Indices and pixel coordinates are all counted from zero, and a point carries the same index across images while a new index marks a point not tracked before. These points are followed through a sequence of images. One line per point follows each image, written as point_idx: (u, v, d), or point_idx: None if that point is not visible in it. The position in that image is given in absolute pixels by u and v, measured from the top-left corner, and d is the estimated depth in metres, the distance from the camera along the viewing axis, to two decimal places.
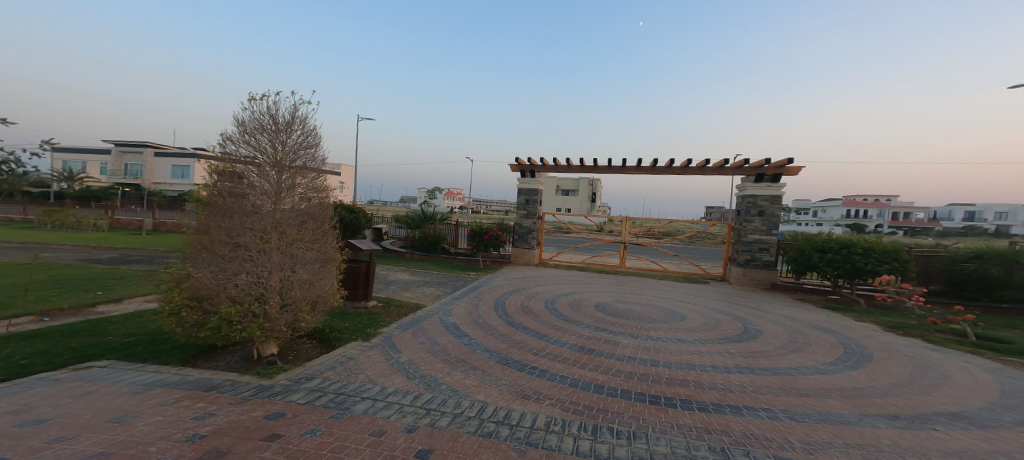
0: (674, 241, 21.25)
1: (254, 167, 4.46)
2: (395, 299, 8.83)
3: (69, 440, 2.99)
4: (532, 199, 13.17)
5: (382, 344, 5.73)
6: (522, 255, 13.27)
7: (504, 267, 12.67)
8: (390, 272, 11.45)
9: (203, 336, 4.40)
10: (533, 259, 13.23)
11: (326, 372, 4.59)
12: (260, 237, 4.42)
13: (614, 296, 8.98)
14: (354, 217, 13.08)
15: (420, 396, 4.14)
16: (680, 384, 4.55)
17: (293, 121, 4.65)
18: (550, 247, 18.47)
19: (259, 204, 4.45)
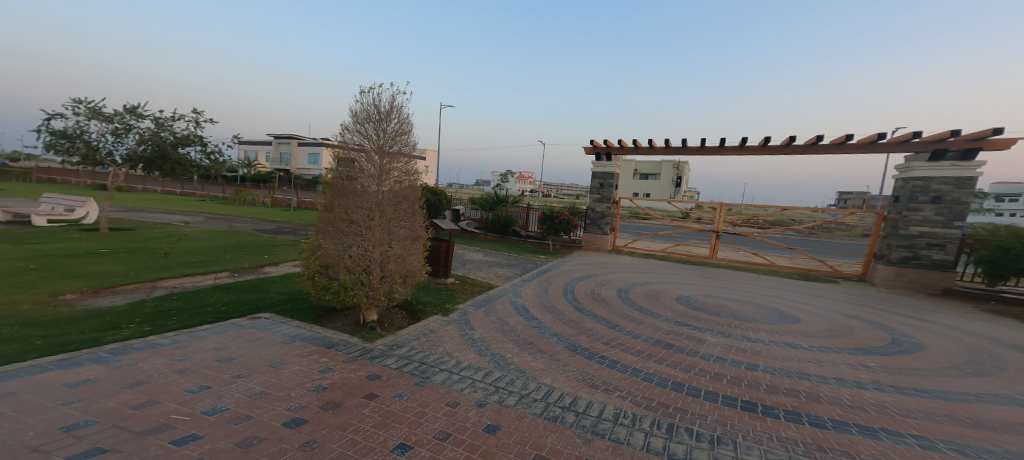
0: (788, 232, 18.68)
1: (364, 153, 5.01)
2: (470, 277, 9.25)
3: (245, 378, 3.71)
4: (607, 183, 12.60)
5: (458, 320, 6.05)
6: (593, 240, 12.89)
7: (574, 252, 12.46)
8: (466, 252, 11.96)
9: (327, 298, 5.12)
10: (606, 245, 12.77)
11: (413, 341, 5.01)
12: (368, 216, 4.96)
13: (701, 290, 8.27)
14: (437, 199, 13.84)
15: (492, 373, 4.28)
16: (789, 393, 4.05)
17: (392, 111, 5.10)
18: (626, 234, 17.63)
19: (367, 185, 5.00)
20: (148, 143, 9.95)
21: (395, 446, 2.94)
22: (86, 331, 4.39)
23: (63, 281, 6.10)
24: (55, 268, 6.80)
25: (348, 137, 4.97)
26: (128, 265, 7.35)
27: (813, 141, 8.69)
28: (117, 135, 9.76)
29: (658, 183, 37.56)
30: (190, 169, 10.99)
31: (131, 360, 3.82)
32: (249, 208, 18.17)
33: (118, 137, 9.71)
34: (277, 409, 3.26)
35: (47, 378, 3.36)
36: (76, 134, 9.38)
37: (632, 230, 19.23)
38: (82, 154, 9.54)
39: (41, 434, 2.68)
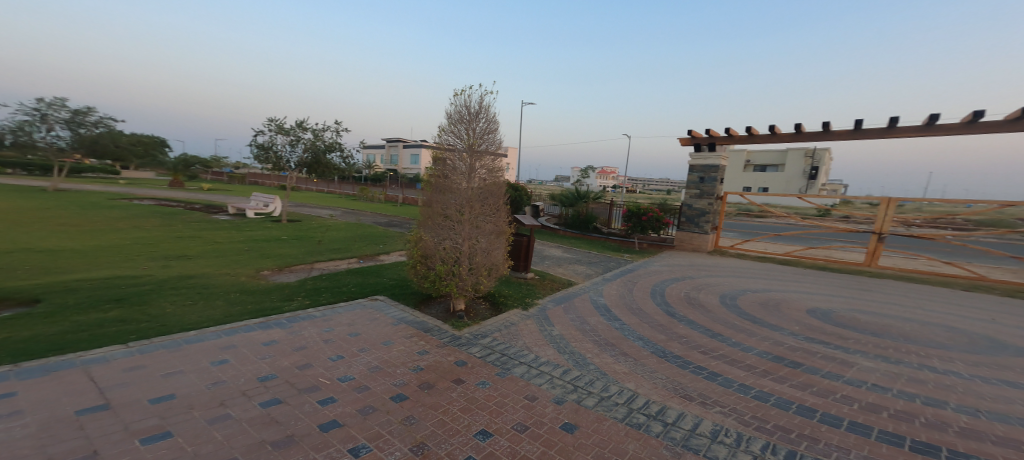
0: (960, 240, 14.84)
1: (457, 152, 5.36)
2: (549, 273, 9.24)
3: (366, 352, 4.25)
4: (707, 177, 11.34)
5: (537, 315, 6.07)
6: (687, 240, 11.81)
7: (661, 252, 11.58)
8: (547, 248, 11.95)
9: (425, 285, 5.57)
10: (701, 246, 11.57)
11: (494, 332, 5.17)
12: (459, 212, 5.29)
13: (832, 302, 6.98)
14: (518, 194, 14.21)
15: (569, 371, 4.19)
16: (978, 441, 3.17)
17: (479, 110, 5.34)
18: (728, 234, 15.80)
19: (459, 183, 5.32)
20: (311, 152, 12.07)
21: (477, 431, 3.08)
22: (274, 299, 5.53)
23: (262, 260, 7.72)
24: (258, 250, 8.63)
25: (443, 138, 5.37)
26: (297, 250, 8.94)
27: (1022, 112, 6.47)
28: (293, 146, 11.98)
29: (782, 175, 32.42)
30: (337, 171, 13.07)
31: (298, 327, 4.68)
32: (368, 203, 20.67)
33: (293, 147, 11.92)
34: (387, 383, 3.66)
35: (251, 336, 4.28)
36: (268, 145, 11.79)
37: (742, 229, 17.01)
38: (273, 162, 12.02)
39: (247, 381, 3.42)
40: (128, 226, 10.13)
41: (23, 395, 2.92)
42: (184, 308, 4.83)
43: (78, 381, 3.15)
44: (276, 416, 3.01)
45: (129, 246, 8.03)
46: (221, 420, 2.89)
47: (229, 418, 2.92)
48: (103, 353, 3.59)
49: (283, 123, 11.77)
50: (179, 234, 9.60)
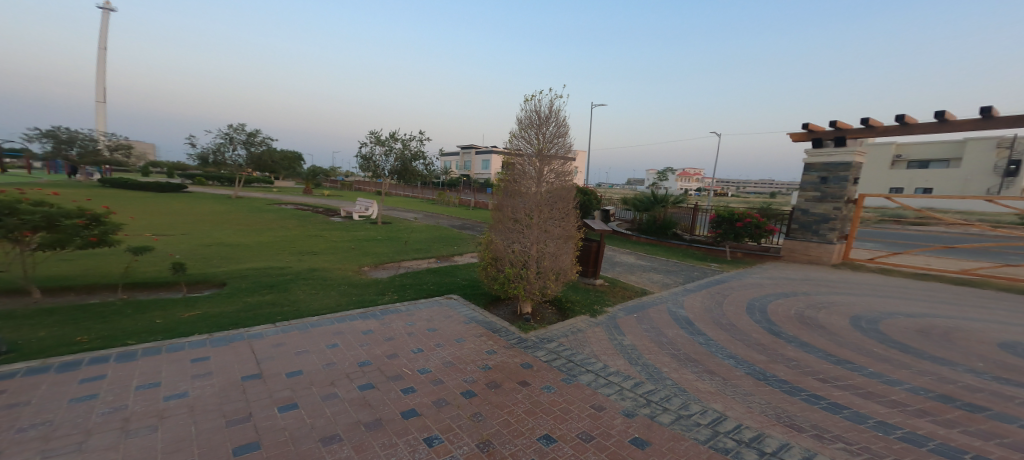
0: None
1: (526, 157, 5.48)
2: (620, 281, 8.86)
3: (442, 347, 4.50)
4: (831, 177, 9.48)
5: (605, 323, 5.80)
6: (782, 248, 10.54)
7: (750, 261, 10.47)
8: (619, 254, 11.47)
9: (494, 286, 5.72)
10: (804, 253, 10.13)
11: (561, 337, 5.09)
12: (528, 216, 5.35)
13: (984, 325, 5.68)
14: (587, 198, 13.99)
15: (641, 384, 3.93)
16: None
17: (549, 115, 5.44)
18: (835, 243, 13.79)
19: (528, 187, 5.41)
20: (401, 161, 13.13)
21: (541, 436, 3.06)
22: (372, 292, 6.18)
23: (363, 258, 8.55)
24: (361, 248, 9.59)
25: (514, 143, 5.53)
26: (391, 250, 9.73)
27: None
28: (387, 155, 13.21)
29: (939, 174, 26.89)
30: (421, 178, 14.07)
31: (388, 319, 5.15)
32: (443, 207, 21.68)
33: (388, 157, 13.11)
34: (458, 379, 3.81)
35: (354, 324, 4.83)
36: (369, 156, 13.14)
37: (873, 238, 14.30)
38: (373, 171, 13.40)
39: (349, 365, 3.85)
40: (265, 226, 12.08)
41: (211, 360, 3.60)
42: (310, 296, 5.67)
43: (241, 352, 3.82)
44: (370, 400, 3.32)
45: (269, 242, 9.59)
46: (330, 398, 3.27)
47: (336, 398, 3.29)
48: (259, 330, 4.34)
49: (380, 135, 13.01)
50: (309, 233, 11.21)
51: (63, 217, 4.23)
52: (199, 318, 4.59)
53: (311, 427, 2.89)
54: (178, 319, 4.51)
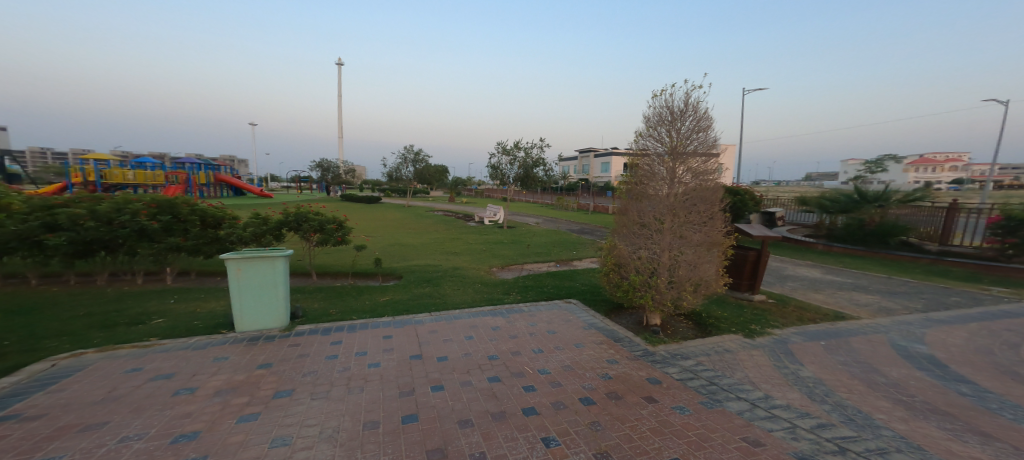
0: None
1: (654, 156, 3.70)
2: (798, 299, 5.49)
3: (562, 350, 3.91)
4: None
5: (771, 347, 3.84)
6: None
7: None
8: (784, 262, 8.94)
9: (616, 294, 3.94)
10: None
11: (702, 356, 3.62)
12: (660, 219, 3.59)
13: None
14: (740, 200, 11.89)
15: (830, 427, 2.54)
16: None
17: (690, 105, 3.64)
18: None
19: (659, 189, 3.62)
20: (523, 169, 13.79)
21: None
22: (499, 291, 6.06)
23: (492, 257, 8.60)
24: (493, 249, 9.84)
25: (637, 143, 3.81)
26: (516, 251, 9.39)
27: None
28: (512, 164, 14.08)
29: None
30: (540, 182, 14.55)
31: (513, 318, 4.89)
32: (565, 212, 21.31)
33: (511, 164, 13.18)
34: (576, 385, 3.26)
35: (485, 319, 4.94)
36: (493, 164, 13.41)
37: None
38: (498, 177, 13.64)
39: (481, 357, 3.93)
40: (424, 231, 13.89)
41: (393, 338, 4.43)
42: (457, 291, 6.28)
43: (411, 334, 4.54)
44: (496, 392, 3.28)
45: (425, 244, 11.28)
46: (465, 385, 3.42)
47: (469, 385, 3.41)
48: (419, 318, 5.07)
49: (504, 145, 13.82)
50: (452, 236, 12.54)
51: (325, 223, 6.29)
52: (386, 302, 5.83)
53: (451, 408, 3.06)
54: (373, 302, 5.82)
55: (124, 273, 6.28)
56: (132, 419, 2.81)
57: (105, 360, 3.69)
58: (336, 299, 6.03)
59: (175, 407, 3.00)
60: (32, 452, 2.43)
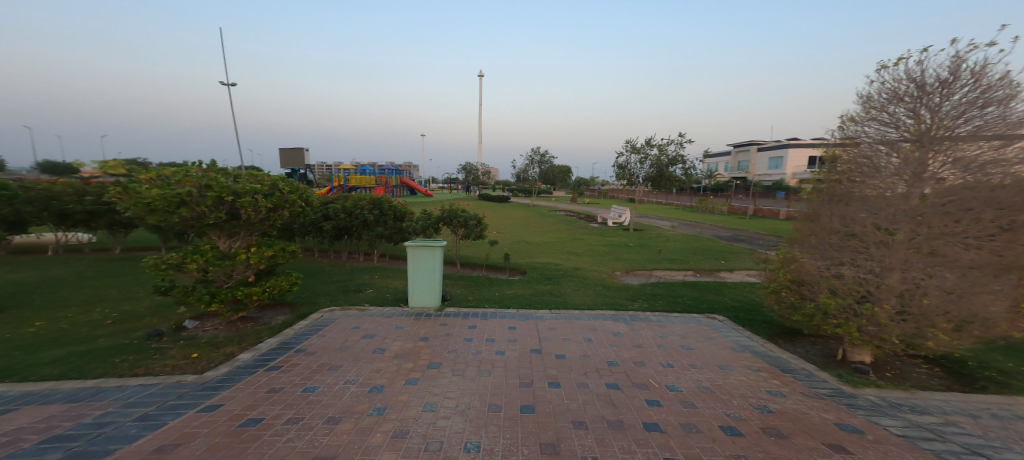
0: None
1: (882, 145, 3.02)
2: None
3: (696, 369, 3.51)
4: None
5: None
6: None
7: None
8: None
9: (792, 320, 3.27)
10: None
11: (950, 413, 2.75)
12: (882, 227, 2.85)
13: None
14: None
15: None
16: None
17: (962, 72, 2.76)
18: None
19: (884, 189, 2.90)
20: (655, 167, 12.94)
21: None
22: (622, 297, 5.72)
23: (615, 261, 8.15)
24: (618, 252, 9.32)
25: (851, 130, 3.21)
26: (643, 256, 8.64)
27: None
28: (642, 162, 13.31)
29: None
30: (677, 181, 13.36)
31: (637, 326, 4.59)
32: (715, 216, 18.98)
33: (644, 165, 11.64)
34: (717, 410, 2.89)
35: (607, 323, 4.73)
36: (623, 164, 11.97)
37: None
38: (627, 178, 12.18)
39: (600, 361, 3.78)
40: (560, 230, 14.07)
41: (517, 330, 4.59)
42: (578, 292, 6.14)
43: (533, 329, 4.64)
44: (614, 399, 3.12)
45: (549, 242, 11.46)
46: (582, 386, 3.33)
47: (587, 387, 3.31)
48: (541, 313, 5.16)
49: (635, 143, 13.03)
50: (576, 236, 12.48)
51: (468, 220, 7.35)
52: (513, 294, 6.09)
53: (568, 407, 3.02)
54: (502, 294, 6.15)
55: (360, 252, 9.09)
56: (349, 368, 3.62)
57: (344, 318, 4.87)
58: (475, 287, 6.59)
59: (373, 362, 3.75)
60: (308, 379, 3.41)
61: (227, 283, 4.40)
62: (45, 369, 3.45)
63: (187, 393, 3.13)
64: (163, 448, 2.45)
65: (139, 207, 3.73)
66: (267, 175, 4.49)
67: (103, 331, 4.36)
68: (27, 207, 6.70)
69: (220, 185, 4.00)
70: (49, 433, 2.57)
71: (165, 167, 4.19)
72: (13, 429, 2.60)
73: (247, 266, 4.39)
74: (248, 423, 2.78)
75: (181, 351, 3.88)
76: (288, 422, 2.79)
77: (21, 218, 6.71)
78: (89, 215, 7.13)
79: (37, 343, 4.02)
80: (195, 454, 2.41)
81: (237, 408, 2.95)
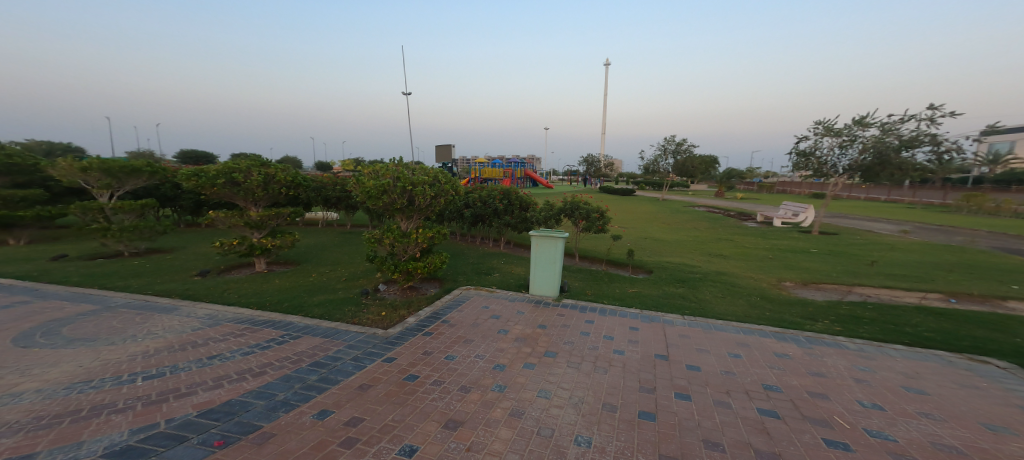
0: None
1: None
2: None
3: (931, 422, 2.63)
4: None
5: None
6: None
7: None
8: None
9: None
10: None
11: None
12: None
13: None
14: None
15: None
16: None
17: None
18: None
19: None
20: (875, 151, 8.52)
21: None
22: (795, 315, 4.67)
23: (786, 270, 6.78)
24: (783, 259, 7.73)
25: None
26: (833, 267, 6.89)
27: None
28: (846, 148, 9.05)
29: None
30: (915, 172, 8.62)
31: (820, 352, 3.69)
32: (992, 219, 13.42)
33: (842, 150, 8.95)
34: None
35: (764, 341, 3.92)
36: (808, 151, 9.46)
37: None
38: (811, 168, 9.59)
39: (751, 382, 3.14)
40: (731, 228, 12.28)
41: (639, 331, 4.15)
42: (717, 299, 5.31)
43: (657, 333, 4.13)
44: (769, 428, 2.54)
45: (686, 241, 10.26)
46: (723, 406, 2.80)
47: (729, 408, 2.77)
48: (670, 318, 4.57)
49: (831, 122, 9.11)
50: (722, 237, 10.87)
51: (590, 213, 7.01)
52: (635, 293, 5.59)
53: (698, 425, 2.58)
54: (621, 291, 5.71)
55: (489, 238, 9.57)
56: (479, 343, 3.74)
57: (475, 297, 5.10)
58: (592, 281, 6.27)
59: (496, 341, 3.79)
60: (448, 347, 3.61)
61: (404, 257, 5.24)
62: (314, 309, 4.50)
63: (375, 344, 3.64)
64: (363, 386, 2.89)
65: (362, 194, 5.02)
66: (432, 167, 5.38)
67: (341, 284, 5.48)
68: (314, 193, 9.72)
69: (405, 177, 5.03)
70: (310, 360, 3.28)
71: (374, 164, 5.37)
72: (302, 351, 3.45)
73: (416, 244, 5.17)
74: (409, 377, 3.07)
75: (378, 309, 4.58)
76: (434, 383, 2.98)
77: (311, 200, 9.75)
78: (340, 198, 9.79)
79: (313, 288, 5.30)
80: (378, 396, 2.77)
81: (403, 363, 3.28)
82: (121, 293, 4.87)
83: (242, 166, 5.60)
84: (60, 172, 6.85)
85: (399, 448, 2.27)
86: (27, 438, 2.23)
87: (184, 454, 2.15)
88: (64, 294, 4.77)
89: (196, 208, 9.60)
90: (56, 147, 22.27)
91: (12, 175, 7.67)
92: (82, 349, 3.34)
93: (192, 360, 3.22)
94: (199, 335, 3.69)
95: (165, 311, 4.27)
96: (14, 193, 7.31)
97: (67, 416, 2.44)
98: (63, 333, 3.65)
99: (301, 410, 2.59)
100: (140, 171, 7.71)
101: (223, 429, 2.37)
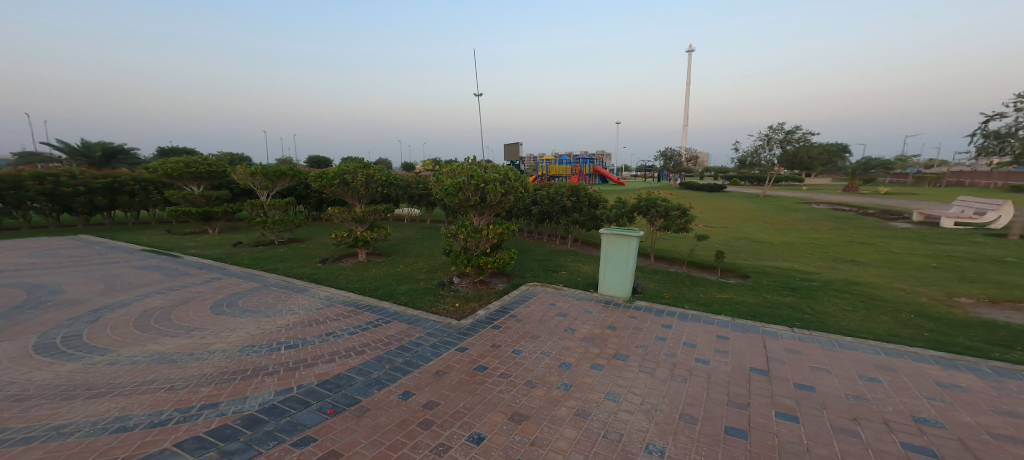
0: None
1: None
2: None
3: None
4: None
5: None
6: None
7: None
8: None
9: None
10: None
11: None
12: None
13: None
14: None
15: None
16: None
17: None
18: None
19: None
20: None
21: None
22: (973, 339, 3.97)
23: (965, 284, 5.73)
24: (953, 269, 6.53)
25: None
26: None
27: None
28: None
29: None
30: None
31: (1018, 388, 3.06)
32: None
33: None
34: None
35: (921, 367, 3.37)
36: (1006, 132, 7.77)
37: None
38: (1011, 152, 7.85)
39: (894, 412, 2.77)
40: (868, 229, 10.70)
41: (730, 341, 3.89)
42: (844, 313, 4.73)
43: (755, 344, 3.84)
44: None
45: (797, 244, 9.22)
46: (848, 433, 2.55)
47: (855, 437, 2.51)
48: (774, 329, 4.19)
49: None
50: (849, 239, 9.52)
51: (670, 210, 6.70)
52: (723, 300, 5.26)
53: (805, 449, 2.40)
54: (708, 296, 5.39)
55: (558, 236, 9.65)
56: (545, 339, 3.86)
57: (543, 294, 5.23)
58: (670, 284, 6.01)
59: (564, 340, 3.86)
60: (515, 342, 3.78)
61: (476, 252, 5.55)
62: (400, 296, 5.00)
63: (450, 334, 3.94)
64: (439, 373, 3.18)
65: (441, 191, 5.41)
66: (503, 166, 5.57)
67: (423, 276, 5.96)
68: (404, 191, 10.62)
69: (478, 176, 5.33)
70: (398, 343, 3.68)
71: (450, 164, 5.74)
72: (392, 335, 3.87)
73: (487, 239, 5.44)
74: (479, 367, 3.29)
75: (454, 300, 4.93)
76: (501, 376, 3.16)
77: (402, 196, 10.67)
78: (422, 194, 10.56)
79: (401, 277, 5.84)
80: (452, 383, 3.02)
81: (473, 354, 3.51)
82: (276, 274, 5.84)
83: (348, 168, 6.41)
84: (238, 178, 8.63)
85: (468, 435, 2.47)
86: (217, 389, 2.86)
87: (307, 417, 2.57)
88: (241, 272, 5.90)
89: (318, 204, 11.21)
90: (237, 157, 27.29)
91: (212, 179, 9.56)
92: (250, 319, 4.15)
93: (316, 335, 3.80)
94: (321, 314, 4.33)
95: (300, 291, 5.07)
96: (213, 195, 9.17)
97: (240, 374, 3.06)
98: (243, 304, 4.57)
99: (390, 389, 2.93)
100: (284, 174, 9.14)
101: (335, 399, 2.79)
